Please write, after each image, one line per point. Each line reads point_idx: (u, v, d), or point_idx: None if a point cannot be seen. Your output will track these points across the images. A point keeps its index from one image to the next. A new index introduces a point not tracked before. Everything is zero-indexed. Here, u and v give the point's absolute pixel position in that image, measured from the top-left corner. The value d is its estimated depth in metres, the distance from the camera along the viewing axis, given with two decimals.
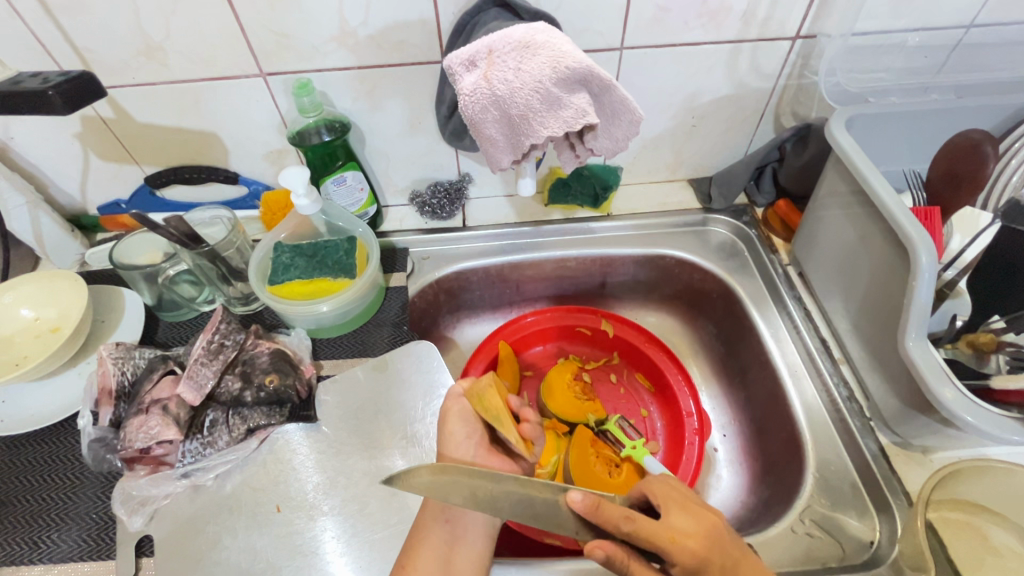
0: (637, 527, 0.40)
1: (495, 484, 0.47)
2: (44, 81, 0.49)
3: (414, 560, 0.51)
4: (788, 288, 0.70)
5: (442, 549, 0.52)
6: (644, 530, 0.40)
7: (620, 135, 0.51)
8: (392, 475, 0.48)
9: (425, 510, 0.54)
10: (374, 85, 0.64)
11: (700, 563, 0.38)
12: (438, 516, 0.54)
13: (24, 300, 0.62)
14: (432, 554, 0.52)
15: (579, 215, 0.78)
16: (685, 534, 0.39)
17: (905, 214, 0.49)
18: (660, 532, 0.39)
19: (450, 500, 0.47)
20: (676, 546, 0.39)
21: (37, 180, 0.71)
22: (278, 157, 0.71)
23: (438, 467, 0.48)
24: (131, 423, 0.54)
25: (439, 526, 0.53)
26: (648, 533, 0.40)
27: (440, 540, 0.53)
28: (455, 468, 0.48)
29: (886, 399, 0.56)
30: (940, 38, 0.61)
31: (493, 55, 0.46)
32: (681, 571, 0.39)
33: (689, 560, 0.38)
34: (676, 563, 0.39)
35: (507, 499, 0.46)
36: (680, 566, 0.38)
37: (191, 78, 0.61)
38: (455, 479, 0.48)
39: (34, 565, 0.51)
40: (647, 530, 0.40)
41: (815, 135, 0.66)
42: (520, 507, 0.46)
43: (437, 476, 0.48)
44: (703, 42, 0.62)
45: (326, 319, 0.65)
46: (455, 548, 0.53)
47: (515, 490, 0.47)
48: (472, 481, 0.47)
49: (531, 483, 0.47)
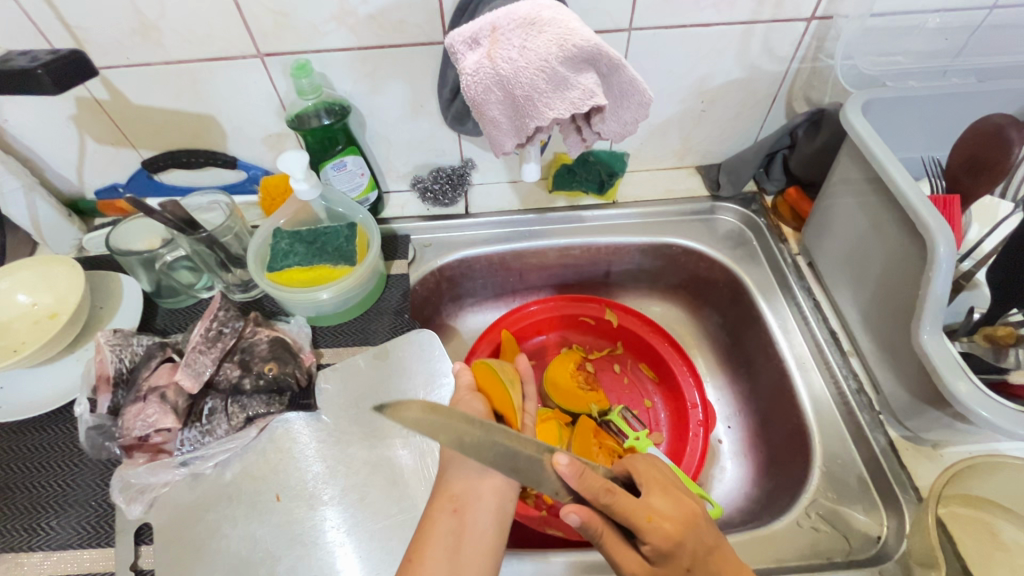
0: (616, 501, 0.39)
1: (484, 432, 0.42)
2: (33, 59, 0.48)
3: (421, 552, 0.43)
4: (797, 278, 0.68)
5: (450, 538, 0.43)
6: (623, 505, 0.38)
7: (628, 118, 0.49)
8: (382, 405, 0.44)
9: (433, 502, 0.46)
10: (374, 67, 0.62)
11: (671, 545, 0.38)
12: (445, 504, 0.45)
13: (21, 286, 0.61)
14: (439, 544, 0.43)
15: (584, 202, 0.76)
16: (661, 515, 0.39)
17: (922, 202, 0.47)
18: (638, 510, 0.38)
19: (437, 436, 0.42)
20: (652, 526, 0.38)
21: (32, 164, 0.70)
22: (277, 141, 0.70)
23: (428, 407, 0.44)
24: (129, 411, 0.53)
25: (446, 515, 0.45)
26: (625, 508, 0.38)
27: (447, 530, 0.44)
28: (446, 409, 0.43)
29: (897, 392, 0.55)
30: (962, 19, 0.58)
31: (497, 32, 0.44)
32: (650, 550, 0.38)
33: (662, 541, 0.38)
34: (647, 541, 0.38)
35: (492, 447, 0.42)
36: (651, 545, 0.38)
37: (187, 59, 0.59)
38: (443, 419, 0.43)
39: (34, 552, 0.51)
40: (626, 507, 0.38)
41: (828, 120, 0.64)
42: (503, 457, 0.42)
43: (427, 415, 0.43)
44: (714, 23, 0.59)
45: (326, 307, 0.64)
46: (464, 536, 0.43)
47: (502, 443, 0.42)
48: (458, 424, 0.43)
49: (519, 439, 0.43)
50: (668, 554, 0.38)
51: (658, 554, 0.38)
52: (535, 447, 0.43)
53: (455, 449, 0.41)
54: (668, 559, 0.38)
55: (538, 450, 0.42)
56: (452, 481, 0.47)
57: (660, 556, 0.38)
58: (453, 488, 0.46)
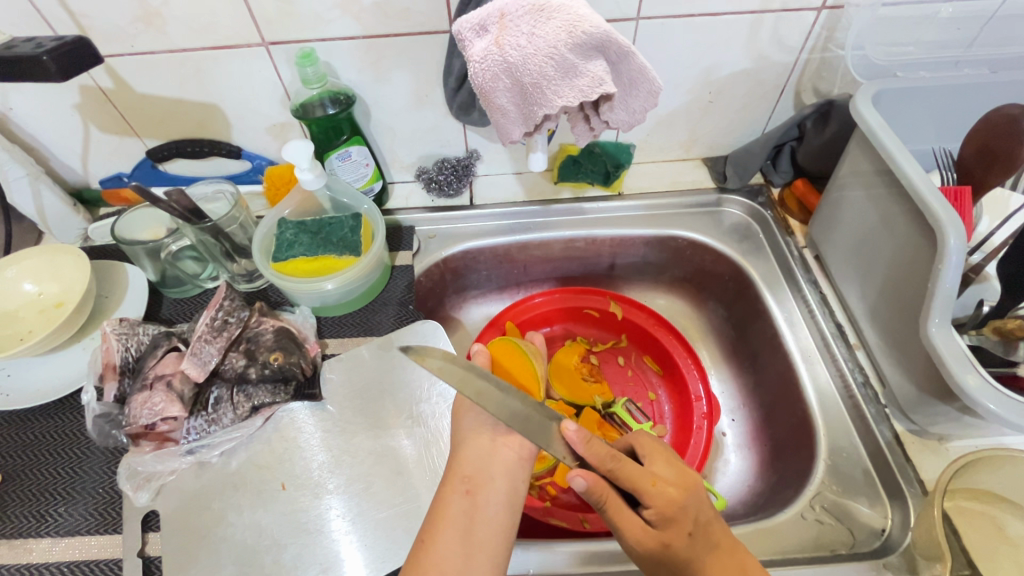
0: (621, 466, 0.40)
1: (500, 390, 0.44)
2: (38, 46, 0.48)
3: (434, 534, 0.42)
4: (804, 271, 0.68)
5: (464, 518, 0.43)
6: (628, 470, 0.40)
7: (637, 107, 0.49)
8: (407, 348, 0.44)
9: (445, 484, 0.45)
10: (379, 55, 0.61)
11: (674, 509, 0.39)
12: (457, 487, 0.45)
13: (27, 275, 0.62)
14: (454, 523, 0.42)
15: (590, 194, 0.76)
16: (664, 480, 0.40)
17: (933, 193, 0.47)
18: (643, 476, 0.40)
19: (458, 386, 0.42)
20: (656, 489, 0.39)
21: (37, 153, 0.70)
22: (281, 131, 0.70)
23: (450, 357, 0.45)
24: (135, 399, 0.54)
25: (459, 496, 0.44)
26: (629, 472, 0.40)
27: (460, 511, 0.43)
28: (468, 363, 0.45)
29: (903, 386, 0.54)
30: (975, 9, 0.57)
31: (505, 19, 0.44)
32: (653, 514, 0.39)
33: (665, 503, 0.39)
34: (651, 505, 0.39)
35: (507, 403, 0.43)
36: (654, 508, 0.39)
37: (191, 47, 0.59)
38: (463, 372, 0.44)
39: (42, 538, 0.51)
40: (630, 471, 0.40)
41: (837, 111, 0.64)
42: (515, 414, 0.43)
43: (448, 364, 0.44)
44: (723, 12, 0.59)
45: (331, 297, 0.64)
46: (476, 517, 0.43)
47: (515, 402, 0.43)
48: (475, 379, 0.44)
49: (531, 403, 0.44)
50: (670, 517, 0.39)
51: (661, 517, 0.39)
52: (546, 413, 0.44)
53: (472, 399, 0.42)
54: (671, 523, 0.39)
55: (549, 415, 0.44)
56: (465, 461, 0.46)
57: (663, 521, 0.39)
58: (466, 470, 0.46)
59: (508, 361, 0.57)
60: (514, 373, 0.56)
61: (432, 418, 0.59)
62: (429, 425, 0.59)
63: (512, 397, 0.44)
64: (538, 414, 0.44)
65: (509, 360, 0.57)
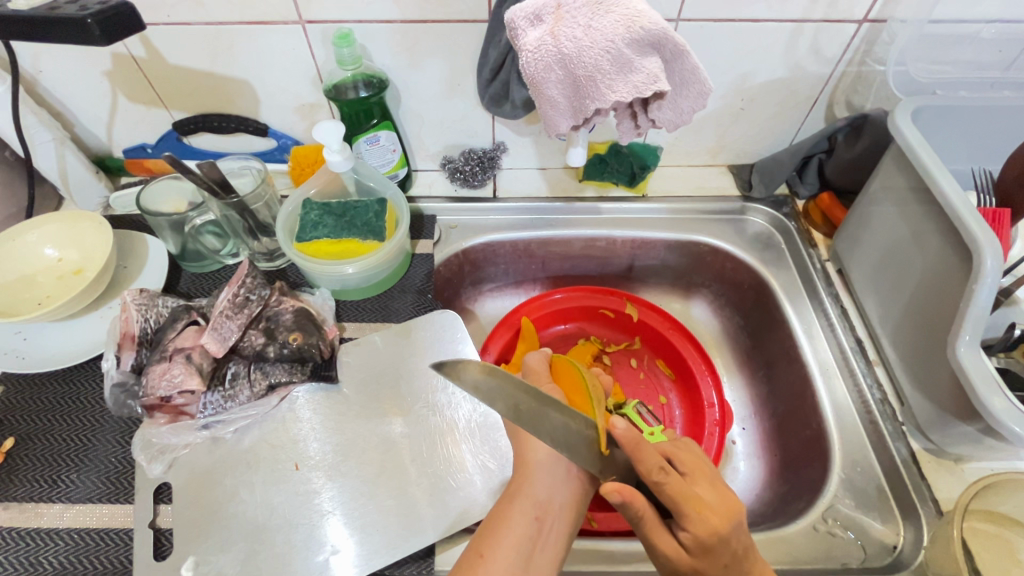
0: (668, 484, 0.40)
1: (538, 402, 0.42)
2: (82, 8, 0.47)
3: (494, 548, 0.43)
4: (825, 284, 0.68)
5: (527, 542, 0.44)
6: (673, 488, 0.40)
7: (685, 107, 0.49)
8: (440, 362, 0.41)
9: (514, 502, 0.47)
10: (415, 41, 0.61)
11: (714, 539, 0.39)
12: (527, 509, 0.46)
13: (48, 239, 0.61)
14: (515, 543, 0.44)
15: (613, 194, 0.76)
16: (709, 508, 0.40)
17: (971, 213, 0.47)
18: (688, 498, 0.40)
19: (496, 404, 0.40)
20: (699, 517, 0.39)
21: (62, 118, 0.69)
22: (309, 111, 0.69)
23: (485, 370, 0.42)
24: (153, 370, 0.53)
25: (527, 517, 0.46)
26: (674, 491, 0.40)
27: (524, 533, 0.45)
28: (504, 372, 0.42)
29: (923, 405, 0.54)
30: (1018, 31, 0.57)
31: (562, 9, 0.44)
32: (689, 538, 0.39)
33: (706, 533, 0.39)
34: (689, 529, 0.39)
35: (545, 420, 0.41)
36: (693, 534, 0.39)
37: (227, 21, 0.58)
38: (507, 389, 0.42)
39: (52, 504, 0.51)
40: (676, 492, 0.40)
41: (871, 126, 0.63)
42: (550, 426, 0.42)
43: (484, 380, 0.42)
44: (765, 19, 0.58)
45: (351, 281, 0.64)
46: (540, 541, 0.45)
47: (557, 419, 0.42)
48: (511, 391, 0.41)
49: (568, 414, 0.43)
50: (708, 547, 0.39)
51: (698, 544, 0.39)
52: (572, 418, 0.44)
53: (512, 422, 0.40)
54: (707, 552, 0.39)
55: (576, 422, 0.44)
56: (536, 487, 0.48)
57: (701, 548, 0.39)
58: (536, 494, 0.48)
59: (559, 370, 0.56)
60: (566, 390, 0.53)
61: (449, 408, 0.59)
62: (444, 415, 0.59)
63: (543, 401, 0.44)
64: (567, 422, 0.43)
65: (561, 373, 0.56)
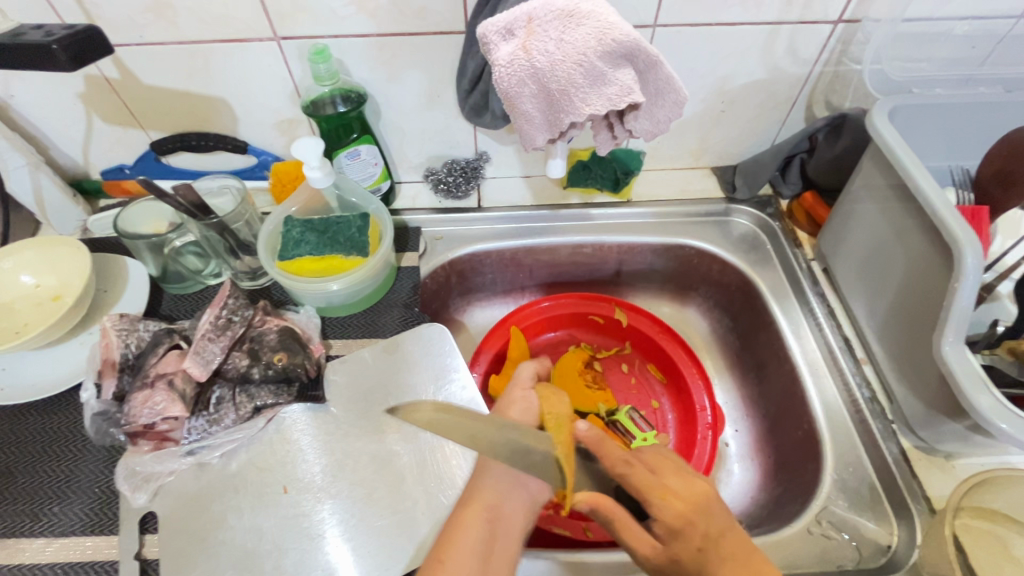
0: (634, 474, 0.42)
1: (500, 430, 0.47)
2: (47, 33, 0.47)
3: (448, 554, 0.41)
4: (811, 284, 0.68)
5: (481, 545, 0.42)
6: (637, 479, 0.42)
7: (661, 117, 0.49)
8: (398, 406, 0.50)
9: (466, 506, 0.45)
10: (393, 55, 0.61)
11: (681, 523, 0.39)
12: (479, 512, 0.44)
13: (25, 266, 0.60)
14: (471, 546, 0.41)
15: (599, 200, 0.75)
16: (674, 494, 0.41)
17: (949, 211, 0.47)
18: (653, 487, 0.41)
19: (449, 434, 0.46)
20: (664, 503, 0.40)
21: (37, 141, 0.68)
22: (289, 127, 0.69)
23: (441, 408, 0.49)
24: (136, 398, 0.52)
25: (480, 522, 0.43)
26: (641, 480, 0.42)
27: (478, 539, 0.42)
28: (456, 409, 0.49)
29: (910, 401, 0.55)
30: (990, 28, 0.58)
31: (533, 23, 0.43)
32: (660, 526, 0.40)
33: (672, 517, 0.40)
34: (658, 517, 0.40)
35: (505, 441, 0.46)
36: (661, 521, 0.40)
37: (200, 40, 0.58)
38: (455, 419, 0.48)
39: (35, 538, 0.50)
40: (642, 482, 0.42)
41: (851, 124, 0.64)
42: (516, 450, 0.45)
43: (440, 415, 0.48)
44: (741, 23, 0.58)
45: (336, 298, 0.63)
46: (495, 546, 0.42)
47: (514, 439, 0.46)
48: (470, 423, 0.48)
49: (531, 435, 0.46)
50: (677, 531, 0.39)
51: (668, 530, 0.40)
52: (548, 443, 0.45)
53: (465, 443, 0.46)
54: (677, 537, 0.39)
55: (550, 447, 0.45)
56: (486, 492, 0.46)
57: (672, 535, 0.40)
58: (487, 499, 0.45)
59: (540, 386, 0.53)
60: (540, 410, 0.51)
61: None
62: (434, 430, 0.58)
63: (512, 426, 0.47)
64: (533, 443, 0.45)
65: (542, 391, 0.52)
